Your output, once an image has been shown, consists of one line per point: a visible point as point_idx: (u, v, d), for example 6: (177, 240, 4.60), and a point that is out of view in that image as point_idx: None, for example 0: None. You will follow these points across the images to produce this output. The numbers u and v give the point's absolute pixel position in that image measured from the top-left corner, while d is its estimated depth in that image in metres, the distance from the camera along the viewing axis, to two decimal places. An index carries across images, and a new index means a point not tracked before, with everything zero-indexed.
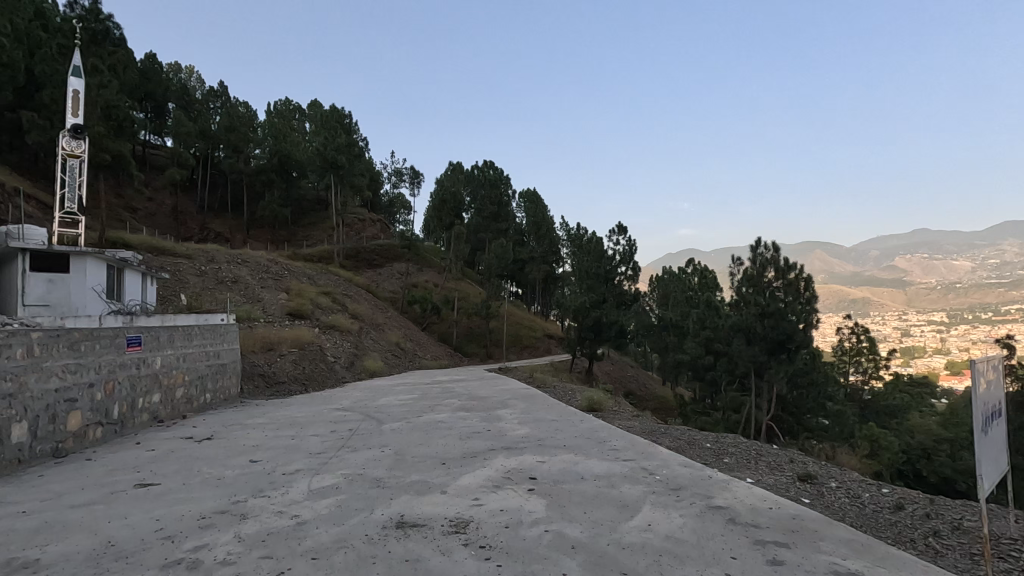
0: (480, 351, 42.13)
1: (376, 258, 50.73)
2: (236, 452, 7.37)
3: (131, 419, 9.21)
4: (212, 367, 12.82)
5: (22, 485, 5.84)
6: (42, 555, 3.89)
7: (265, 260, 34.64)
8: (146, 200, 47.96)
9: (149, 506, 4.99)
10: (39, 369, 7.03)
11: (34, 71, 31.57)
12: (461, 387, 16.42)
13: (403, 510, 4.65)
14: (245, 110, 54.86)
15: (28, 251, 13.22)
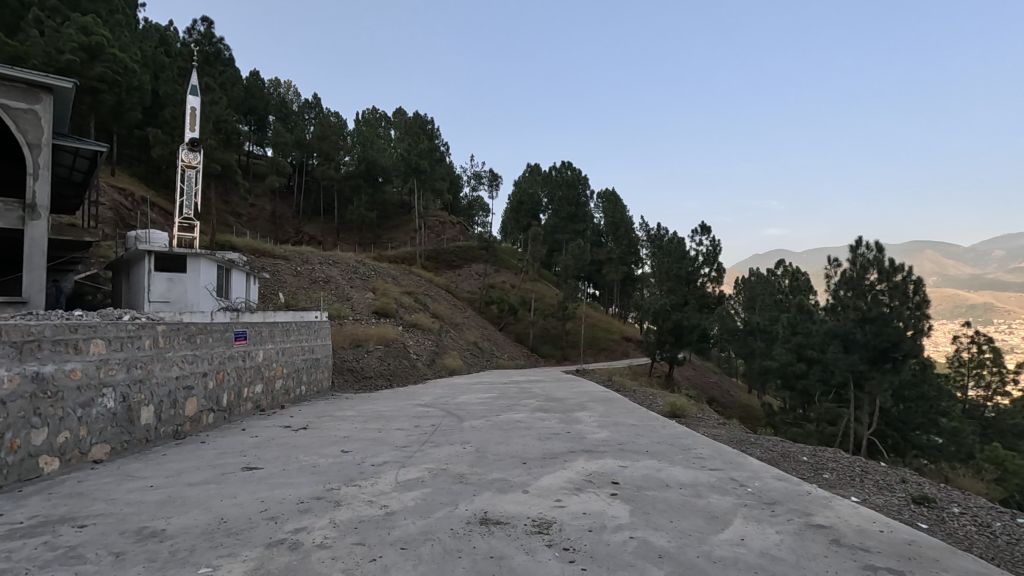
0: (556, 352, 42.00)
1: (455, 259, 52.11)
2: (329, 442, 7.83)
3: (237, 407, 10.02)
4: (307, 361, 13.70)
5: (149, 462, 6.53)
6: (166, 526, 4.32)
7: (353, 261, 36.61)
8: (249, 206, 52.18)
9: (254, 488, 5.39)
10: (164, 359, 7.82)
11: (160, 92, 35.26)
12: (539, 388, 16.48)
13: (486, 507, 4.72)
14: (336, 120, 58.27)
15: (153, 252, 14.82)
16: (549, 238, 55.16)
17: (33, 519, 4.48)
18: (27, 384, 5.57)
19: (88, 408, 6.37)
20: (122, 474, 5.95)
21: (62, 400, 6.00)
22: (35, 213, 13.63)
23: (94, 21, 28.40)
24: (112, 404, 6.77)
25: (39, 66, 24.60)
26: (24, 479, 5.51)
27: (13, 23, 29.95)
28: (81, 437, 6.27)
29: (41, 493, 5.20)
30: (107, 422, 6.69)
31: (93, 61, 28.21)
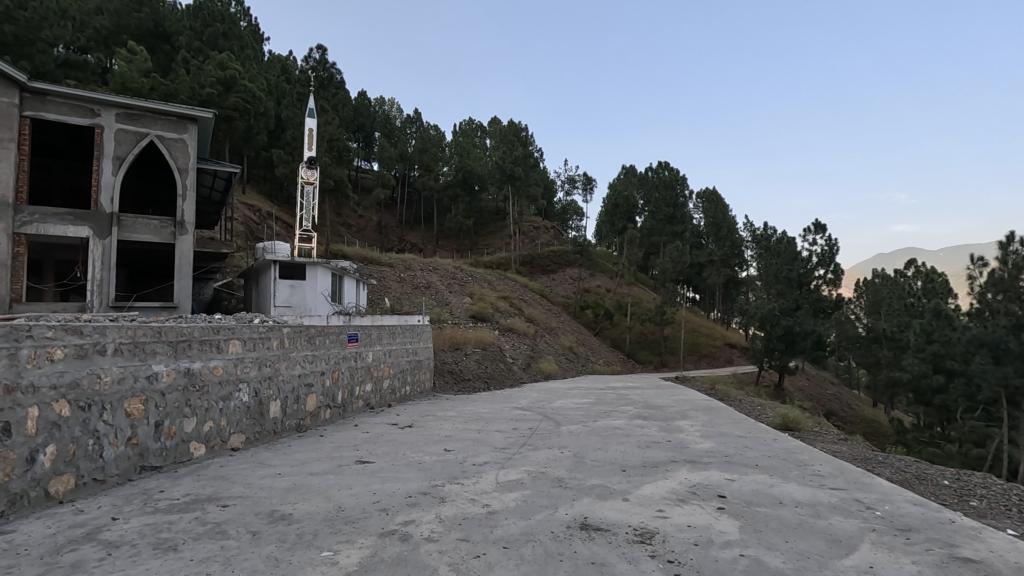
0: (654, 358, 40.68)
1: (550, 264, 52.33)
2: (433, 440, 8.19)
3: (350, 404, 10.78)
4: (411, 363, 14.45)
5: (277, 452, 7.21)
6: (294, 510, 4.75)
7: (452, 267, 38.06)
8: (359, 217, 56.09)
9: (367, 481, 5.78)
10: (289, 358, 8.61)
11: (282, 116, 38.97)
12: (637, 394, 16.10)
13: (586, 512, 4.69)
14: (435, 133, 61.01)
15: (278, 261, 16.40)
16: (646, 241, 53.84)
17: (187, 496, 5.12)
18: (180, 378, 6.38)
19: (228, 401, 7.18)
20: (255, 461, 6.64)
21: (207, 393, 6.81)
22: (183, 228, 15.65)
23: (229, 58, 32.06)
24: (247, 398, 7.57)
25: (186, 100, 28.20)
26: (179, 461, 6.31)
27: (166, 64, 34.57)
28: (223, 426, 7.08)
29: (192, 474, 5.94)
30: (243, 414, 7.49)
31: (228, 93, 31.82)
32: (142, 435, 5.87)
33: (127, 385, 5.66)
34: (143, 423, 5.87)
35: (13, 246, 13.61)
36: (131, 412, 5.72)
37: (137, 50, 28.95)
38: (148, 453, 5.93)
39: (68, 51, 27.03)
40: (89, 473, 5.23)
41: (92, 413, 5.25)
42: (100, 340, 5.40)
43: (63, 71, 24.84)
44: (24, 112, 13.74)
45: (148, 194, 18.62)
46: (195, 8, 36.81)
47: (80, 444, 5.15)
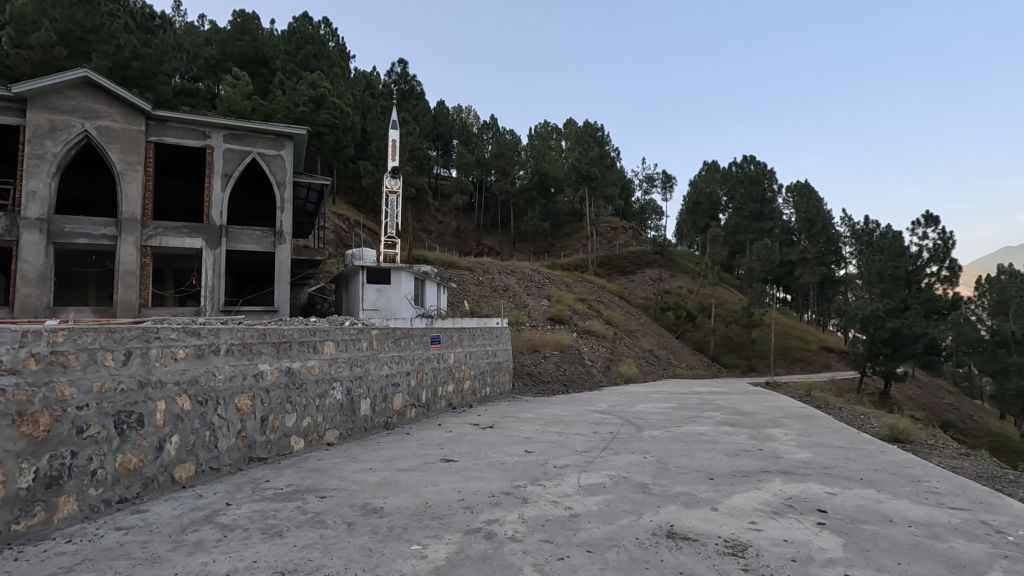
0: (741, 362, 38.56)
1: (628, 265, 51.26)
2: (515, 442, 8.28)
3: (434, 404, 11.13)
4: (491, 365, 14.68)
5: (367, 448, 7.59)
6: (384, 504, 4.99)
7: (529, 269, 38.29)
8: (438, 223, 57.88)
9: (452, 479, 5.95)
10: (377, 359, 9.03)
11: (367, 129, 41.00)
12: (723, 400, 15.41)
13: (672, 521, 4.55)
14: (511, 137, 61.71)
15: (365, 267, 17.27)
16: (730, 239, 51.36)
17: (289, 487, 5.53)
18: (282, 377, 6.89)
19: (323, 398, 7.66)
20: (348, 456, 7.02)
21: (305, 391, 7.31)
22: (282, 238, 16.89)
23: (320, 77, 34.30)
24: (340, 397, 8.04)
25: (282, 119, 30.43)
26: (282, 454, 6.81)
27: (265, 87, 37.58)
28: (319, 422, 7.57)
29: (293, 466, 6.40)
30: (337, 411, 7.97)
31: (319, 109, 34.00)
32: (250, 428, 6.39)
33: (238, 382, 6.20)
34: (250, 417, 6.38)
35: (141, 257, 15.30)
36: (241, 407, 6.25)
37: (240, 76, 31.65)
38: (255, 446, 6.45)
39: (183, 81, 30.04)
40: (206, 462, 5.77)
41: (208, 407, 5.80)
42: (214, 341, 5.96)
43: (180, 99, 27.64)
44: (149, 137, 15.48)
45: (251, 208, 20.28)
46: (290, 33, 39.69)
47: (198, 436, 5.70)
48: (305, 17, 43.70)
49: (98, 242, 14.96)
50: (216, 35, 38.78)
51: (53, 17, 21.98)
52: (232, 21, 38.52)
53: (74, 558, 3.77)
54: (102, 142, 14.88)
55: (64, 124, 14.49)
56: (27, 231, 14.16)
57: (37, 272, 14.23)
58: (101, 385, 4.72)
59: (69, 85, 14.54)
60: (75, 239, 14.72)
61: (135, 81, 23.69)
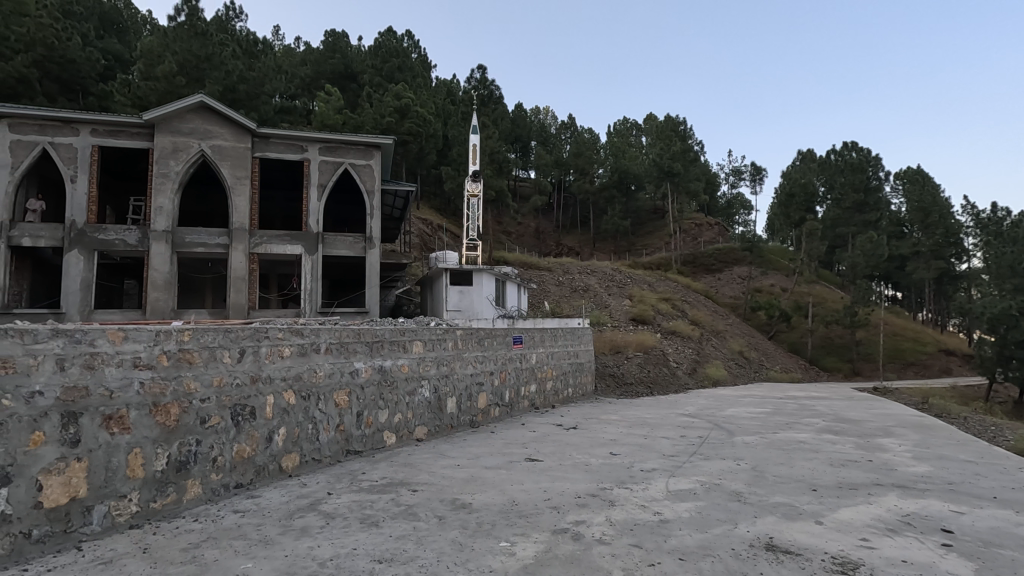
0: (844, 365, 35.59)
1: (715, 262, 49.08)
2: (599, 443, 8.18)
3: (517, 403, 11.25)
4: (573, 365, 14.60)
5: (455, 445, 7.81)
6: (473, 500, 5.11)
7: (610, 269, 37.66)
8: (517, 225, 58.46)
9: (537, 478, 5.97)
10: (462, 358, 9.27)
11: (448, 135, 42.19)
12: (824, 406, 14.33)
13: (771, 532, 4.30)
14: (589, 136, 61.11)
15: (449, 269, 17.78)
16: (829, 232, 47.71)
17: (383, 479, 5.81)
18: (375, 374, 7.25)
19: (412, 395, 7.98)
20: (437, 452, 7.27)
21: (397, 388, 7.66)
22: (371, 243, 17.80)
23: (404, 88, 35.84)
24: (428, 394, 8.34)
25: (370, 130, 32.03)
26: (375, 448, 7.17)
27: (354, 100, 39.80)
28: (409, 418, 7.90)
29: (387, 459, 6.72)
30: (425, 408, 8.27)
31: (403, 119, 35.51)
32: (347, 422, 6.78)
33: (336, 379, 6.61)
34: (347, 412, 6.78)
35: (249, 263, 16.70)
36: (338, 402, 6.64)
37: (332, 92, 33.76)
38: (352, 439, 6.84)
39: (283, 100, 32.48)
40: (309, 453, 6.20)
41: (310, 402, 6.21)
42: (315, 340, 6.37)
43: (280, 116, 29.91)
44: (254, 153, 16.87)
45: (343, 215, 21.53)
46: (375, 48, 41.77)
47: (302, 428, 6.13)
48: (390, 32, 45.78)
49: (213, 250, 16.52)
50: (310, 55, 41.57)
51: (175, 51, 24.58)
52: (324, 42, 41.25)
53: (200, 536, 4.18)
54: (215, 159, 16.41)
55: (184, 145, 16.15)
56: (156, 242, 15.91)
57: (163, 278, 15.94)
58: (221, 380, 5.21)
59: (188, 110, 16.19)
60: (193, 248, 16.33)
61: (242, 103, 25.88)
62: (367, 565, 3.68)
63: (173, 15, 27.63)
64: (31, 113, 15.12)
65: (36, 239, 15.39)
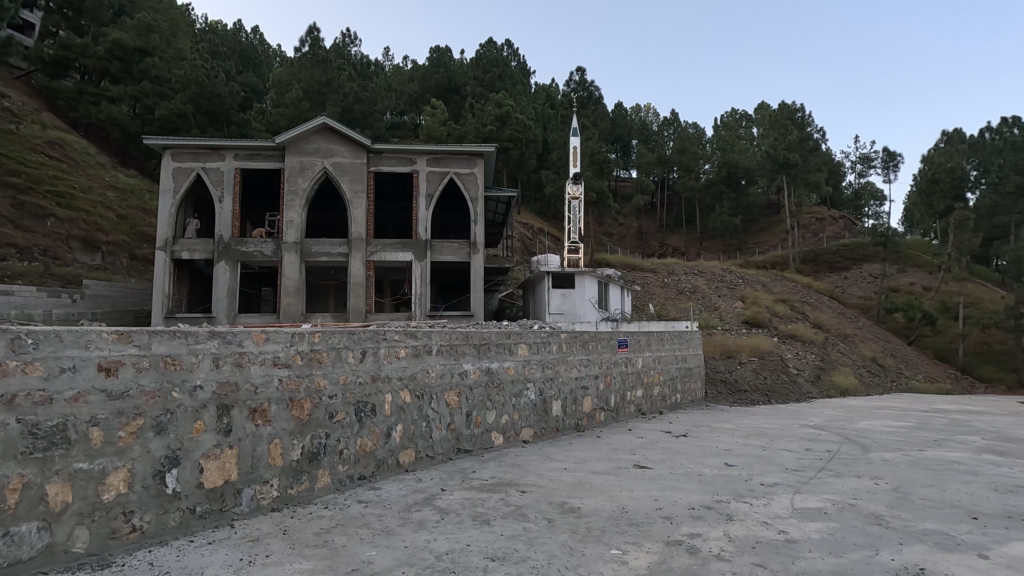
0: (1007, 375, 30.69)
1: (840, 260, 44.80)
2: (713, 453, 7.76)
3: (623, 408, 11.01)
4: (681, 371, 14.01)
5: (561, 448, 7.80)
6: (581, 505, 5.07)
7: (719, 269, 35.72)
8: (619, 226, 57.38)
9: (646, 486, 5.79)
10: (567, 361, 9.25)
11: (548, 139, 42.42)
12: (983, 422, 12.45)
13: (922, 563, 3.81)
14: (694, 131, 58.49)
15: (551, 273, 17.83)
16: (984, 222, 41.54)
17: (493, 479, 5.95)
18: (484, 376, 7.46)
19: (518, 397, 8.11)
20: (543, 454, 7.32)
21: (504, 389, 7.83)
22: (476, 248, 18.38)
23: (504, 96, 36.69)
24: (534, 397, 8.43)
25: (473, 139, 33.19)
26: (485, 447, 7.37)
27: (458, 112, 41.44)
28: (516, 420, 8.03)
29: (495, 460, 6.88)
30: (531, 411, 8.37)
31: (504, 126, 36.36)
32: (458, 422, 7.04)
33: (447, 379, 6.89)
34: (457, 412, 7.04)
35: (366, 270, 17.94)
36: (449, 402, 6.91)
37: (437, 105, 35.42)
38: (463, 438, 7.09)
39: (393, 116, 34.64)
40: (424, 449, 6.52)
41: (424, 401, 6.53)
42: (428, 341, 6.68)
43: (391, 131, 31.90)
44: (369, 168, 18.12)
45: (449, 222, 22.43)
46: (477, 60, 43.25)
47: (417, 425, 6.46)
48: (490, 43, 47.10)
49: (335, 259, 17.97)
50: (417, 72, 43.86)
51: (301, 78, 27.13)
52: (429, 58, 43.42)
53: (330, 522, 4.55)
54: (337, 175, 17.86)
55: (310, 163, 17.75)
56: (287, 252, 17.60)
57: (294, 285, 17.59)
58: (346, 379, 5.64)
59: (313, 131, 17.77)
60: (318, 257, 17.86)
61: (358, 122, 27.92)
62: (482, 561, 3.79)
63: (299, 46, 30.53)
64: (188, 143, 17.41)
65: (192, 253, 17.65)
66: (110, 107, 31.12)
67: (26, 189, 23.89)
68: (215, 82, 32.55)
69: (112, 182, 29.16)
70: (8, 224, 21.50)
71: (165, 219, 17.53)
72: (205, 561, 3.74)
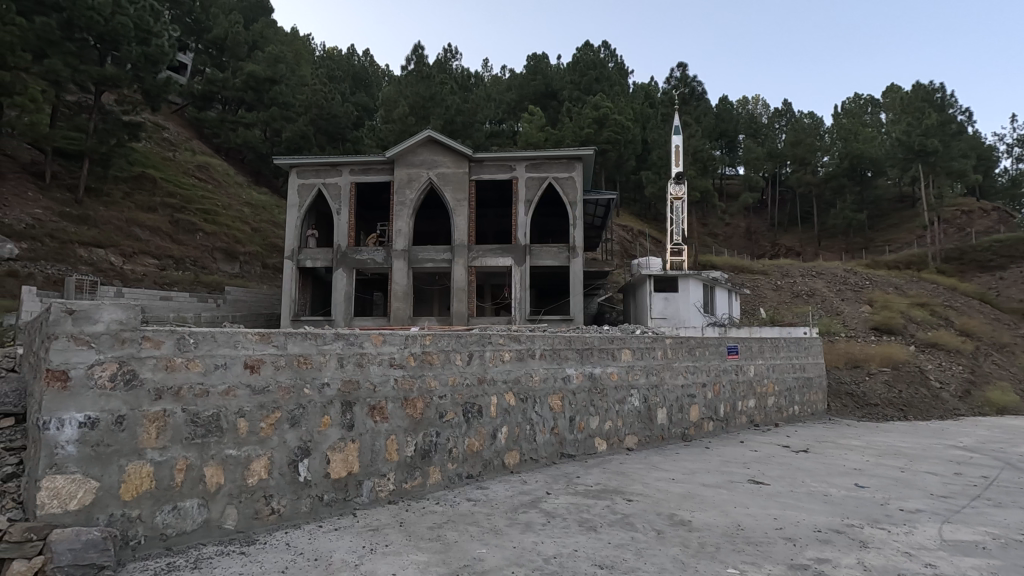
0: None
1: (992, 258, 39.16)
2: (839, 472, 7.10)
3: (733, 419, 10.39)
4: (799, 381, 12.96)
5: (667, 458, 7.54)
6: (692, 518, 4.86)
7: (842, 270, 32.63)
8: (725, 225, 54.55)
9: (764, 504, 5.42)
10: (672, 368, 8.91)
11: (648, 139, 41.26)
12: None
13: None
14: (810, 121, 54.04)
15: (653, 276, 17.28)
16: None
17: (598, 485, 5.88)
18: (586, 380, 7.41)
19: (622, 403, 7.95)
20: (649, 463, 7.12)
21: (607, 395, 7.71)
22: (575, 252, 18.34)
23: (602, 98, 36.29)
24: (638, 403, 8.22)
25: (570, 143, 33.22)
26: (588, 453, 7.32)
27: (555, 117, 41.64)
28: (619, 426, 7.88)
29: (599, 466, 6.80)
30: (635, 417, 8.17)
31: (602, 129, 35.95)
32: (561, 426, 7.05)
33: (550, 383, 6.92)
34: (561, 416, 7.05)
35: (468, 275, 18.57)
36: (553, 406, 6.95)
37: (535, 111, 35.86)
38: (566, 442, 7.08)
39: (493, 125, 35.53)
40: (529, 452, 6.61)
41: (528, 404, 6.63)
42: (532, 346, 6.76)
43: (491, 140, 32.75)
44: (471, 177, 18.74)
45: (548, 227, 22.57)
46: (574, 64, 43.19)
47: (522, 427, 6.57)
48: (587, 46, 46.82)
49: (440, 265, 18.77)
50: (515, 80, 44.69)
51: (407, 95, 28.67)
52: (527, 66, 44.08)
53: (442, 517, 4.75)
54: (440, 185, 18.67)
55: (416, 175, 18.72)
56: (396, 259, 18.67)
57: (402, 290, 18.60)
58: (455, 380, 5.87)
59: (419, 144, 18.73)
60: (424, 263, 18.76)
61: (459, 133, 28.96)
62: (589, 567, 3.77)
63: (405, 65, 32.28)
64: (311, 161, 19.09)
65: (314, 262, 19.32)
66: (245, 133, 35.01)
67: (181, 208, 27.59)
68: (332, 104, 35.38)
69: (247, 199, 32.73)
70: (167, 239, 24.96)
71: (292, 231, 19.33)
72: (333, 545, 4.06)
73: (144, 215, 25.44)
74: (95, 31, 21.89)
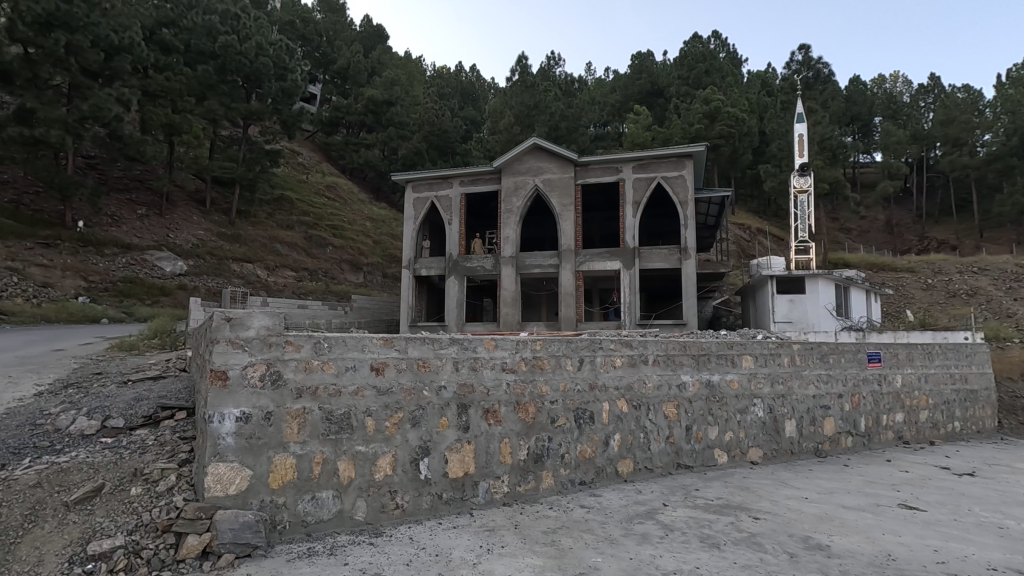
0: None
1: None
2: (1017, 502, 6.05)
3: (877, 434, 9.31)
4: (959, 393, 11.28)
5: (798, 474, 6.91)
6: (831, 543, 4.41)
7: (1012, 264, 27.99)
8: (860, 219, 49.25)
9: (921, 533, 4.76)
10: (801, 376, 8.17)
11: (766, 130, 38.45)
12: None
13: None
14: (966, 94, 47.08)
15: (776, 277, 15.97)
16: None
17: (719, 500, 5.53)
18: (704, 388, 7.04)
19: (744, 414, 7.44)
20: (776, 479, 6.58)
21: (727, 404, 7.25)
22: (687, 254, 17.56)
23: (713, 91, 34.46)
24: (762, 414, 7.64)
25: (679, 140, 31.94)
26: (707, 465, 6.94)
27: (663, 115, 40.27)
28: (741, 438, 7.38)
29: (720, 479, 6.41)
30: (759, 429, 7.60)
31: (714, 123, 34.07)
32: (678, 435, 6.75)
33: (665, 390, 6.67)
34: (677, 425, 6.75)
35: (575, 279, 18.48)
36: (668, 414, 6.67)
37: (641, 111, 34.97)
38: (683, 452, 6.77)
39: (597, 128, 35.15)
40: (643, 461, 6.41)
41: (642, 411, 6.43)
42: (644, 351, 6.54)
43: (596, 143, 32.42)
44: (577, 181, 18.71)
45: (658, 229, 21.84)
46: (682, 58, 41.48)
47: (636, 435, 6.38)
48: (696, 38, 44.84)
49: (547, 271, 18.88)
50: (619, 81, 43.92)
51: (513, 105, 29.27)
52: (632, 65, 43.14)
53: (556, 522, 4.75)
54: (546, 191, 18.83)
55: (522, 183, 19.05)
56: (505, 266, 19.09)
57: (511, 296, 18.96)
58: (566, 385, 5.86)
59: (524, 152, 19.06)
60: (532, 269, 18.99)
61: (564, 138, 29.04)
62: None
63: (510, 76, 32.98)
64: (424, 175, 20.18)
65: (429, 270, 20.34)
66: (367, 153, 37.89)
67: (314, 224, 30.47)
68: (443, 120, 37.11)
69: (370, 214, 35.39)
70: (303, 252, 27.68)
71: (409, 242, 20.53)
72: (453, 542, 4.21)
73: (284, 232, 28.46)
74: (243, 73, 25.01)
